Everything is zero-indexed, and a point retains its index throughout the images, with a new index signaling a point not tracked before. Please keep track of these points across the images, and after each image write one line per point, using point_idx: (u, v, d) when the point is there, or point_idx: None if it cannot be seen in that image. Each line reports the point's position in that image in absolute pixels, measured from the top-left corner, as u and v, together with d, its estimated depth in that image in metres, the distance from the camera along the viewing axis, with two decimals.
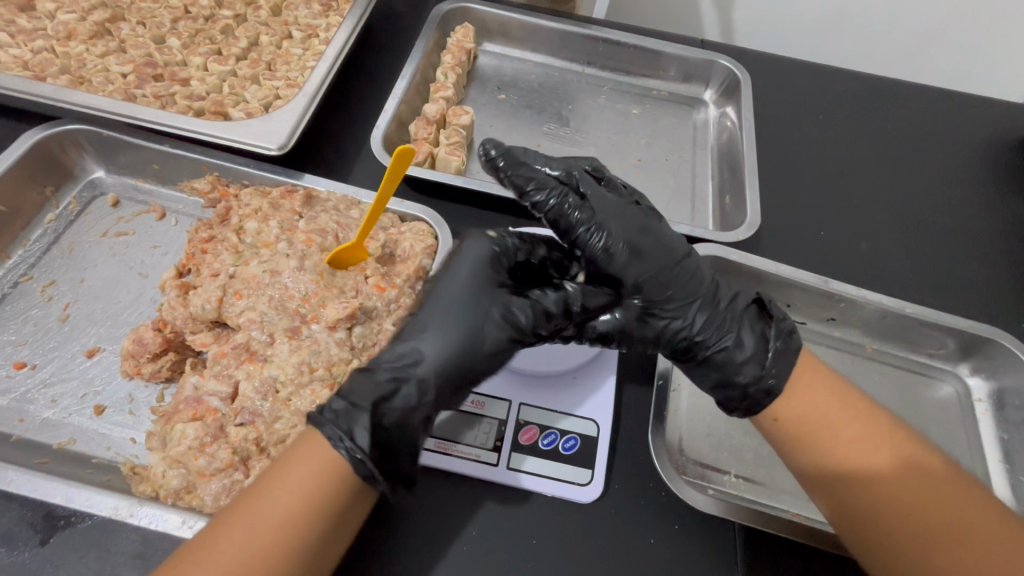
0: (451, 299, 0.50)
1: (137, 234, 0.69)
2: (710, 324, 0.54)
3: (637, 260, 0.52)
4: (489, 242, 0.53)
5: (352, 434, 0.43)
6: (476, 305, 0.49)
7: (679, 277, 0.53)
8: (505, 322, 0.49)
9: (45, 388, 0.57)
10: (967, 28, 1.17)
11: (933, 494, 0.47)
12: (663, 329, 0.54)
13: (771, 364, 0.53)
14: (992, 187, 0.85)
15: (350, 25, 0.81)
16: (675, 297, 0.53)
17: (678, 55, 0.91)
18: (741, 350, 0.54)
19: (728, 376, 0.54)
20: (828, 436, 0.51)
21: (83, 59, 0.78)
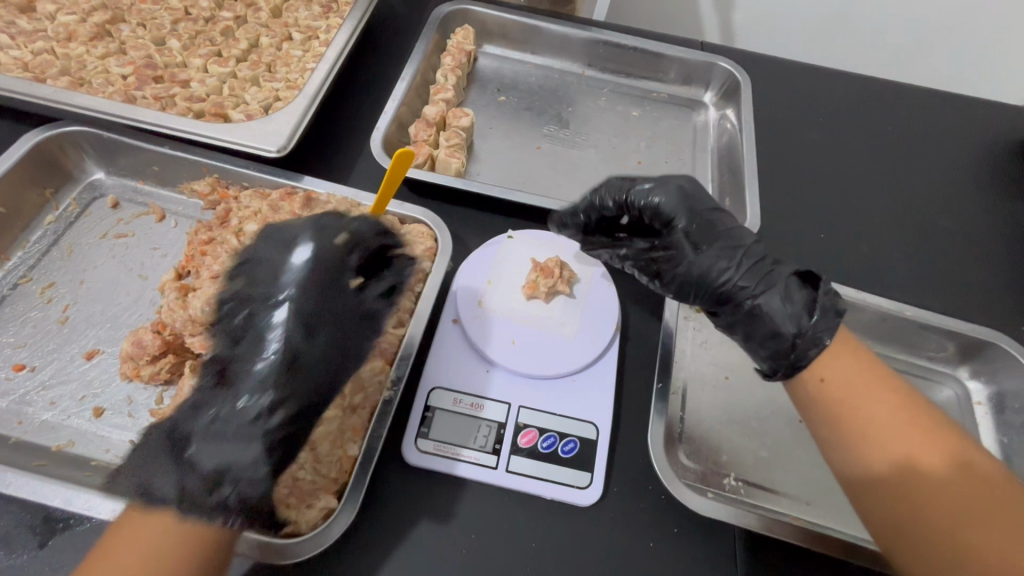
0: (277, 319, 0.52)
1: (137, 235, 0.69)
2: (755, 277, 0.56)
3: (688, 215, 0.59)
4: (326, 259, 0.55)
5: (223, 484, 0.45)
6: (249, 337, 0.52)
7: (724, 235, 0.59)
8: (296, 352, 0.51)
9: (44, 390, 0.57)
10: (967, 30, 1.17)
11: (964, 488, 0.47)
12: (712, 277, 0.57)
13: (818, 317, 0.53)
14: (992, 190, 0.85)
15: (350, 27, 0.81)
16: (721, 249, 0.58)
17: (677, 57, 0.91)
18: (787, 302, 0.55)
19: (775, 328, 0.54)
20: (863, 418, 0.51)
21: (82, 61, 0.78)
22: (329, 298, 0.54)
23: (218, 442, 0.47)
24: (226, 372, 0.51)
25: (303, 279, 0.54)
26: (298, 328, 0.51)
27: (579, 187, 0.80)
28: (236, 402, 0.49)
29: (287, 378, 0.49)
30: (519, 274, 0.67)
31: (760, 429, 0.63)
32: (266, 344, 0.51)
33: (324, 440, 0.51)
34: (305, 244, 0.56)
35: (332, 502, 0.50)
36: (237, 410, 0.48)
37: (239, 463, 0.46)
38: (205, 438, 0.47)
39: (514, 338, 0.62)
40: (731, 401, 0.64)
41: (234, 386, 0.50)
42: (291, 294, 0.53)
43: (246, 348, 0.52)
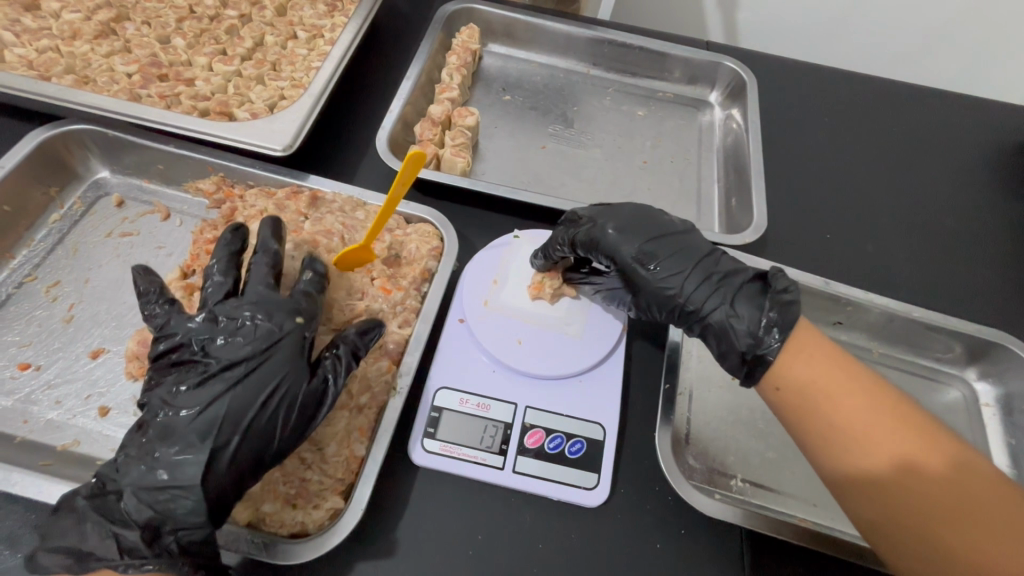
0: (210, 368, 0.49)
1: (142, 234, 0.69)
2: (703, 296, 0.56)
3: (631, 240, 0.59)
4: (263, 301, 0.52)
5: (163, 532, 0.45)
6: (189, 388, 0.48)
7: (674, 256, 0.58)
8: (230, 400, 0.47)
9: (50, 389, 0.57)
10: (973, 29, 1.16)
11: (950, 489, 0.46)
12: (663, 299, 0.58)
13: (768, 332, 0.53)
14: (998, 191, 0.85)
15: (355, 26, 0.80)
16: (667, 270, 0.57)
17: (683, 57, 0.91)
18: (735, 319, 0.54)
19: (727, 345, 0.55)
20: (845, 420, 0.49)
21: (88, 59, 0.77)
22: (275, 367, 0.49)
23: (161, 488, 0.45)
24: (155, 428, 0.47)
25: (247, 348, 0.49)
26: (234, 395, 0.48)
27: (585, 186, 0.80)
28: (159, 464, 0.45)
29: (223, 428, 0.47)
30: (526, 274, 0.66)
31: (767, 430, 0.62)
32: (200, 401, 0.47)
33: (331, 441, 0.52)
34: (259, 310, 0.51)
35: (338, 502, 0.50)
36: (165, 470, 0.45)
37: (179, 512, 0.44)
38: (137, 492, 0.44)
39: (520, 338, 0.62)
40: (737, 401, 0.64)
41: (167, 442, 0.46)
42: (231, 360, 0.49)
43: (184, 403, 0.48)
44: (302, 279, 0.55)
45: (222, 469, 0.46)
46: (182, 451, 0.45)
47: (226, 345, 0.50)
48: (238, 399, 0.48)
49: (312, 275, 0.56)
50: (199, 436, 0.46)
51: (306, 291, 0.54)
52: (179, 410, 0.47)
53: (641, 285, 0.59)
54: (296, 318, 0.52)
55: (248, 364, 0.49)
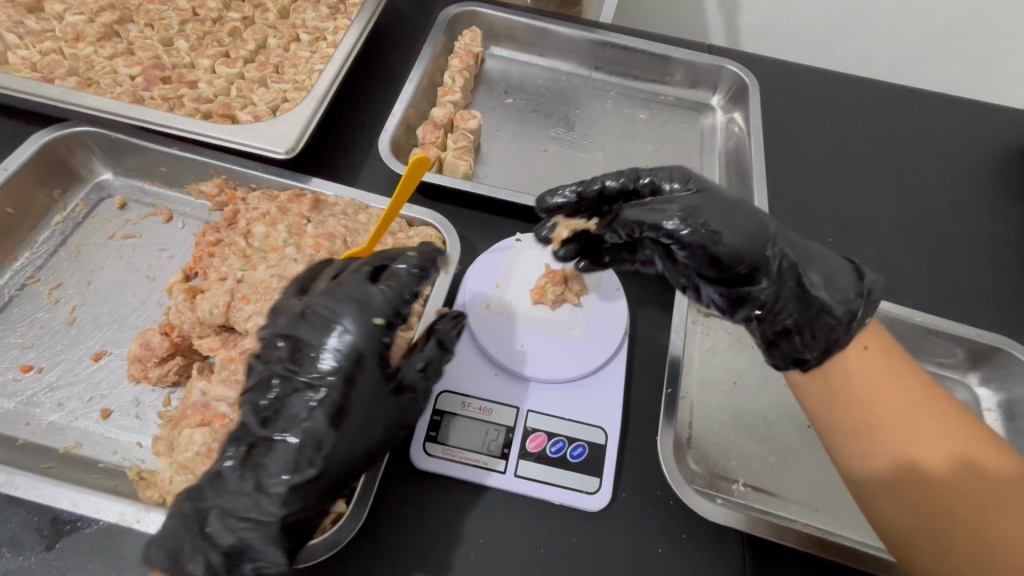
0: (301, 383, 0.48)
1: (145, 236, 0.69)
2: (796, 254, 0.50)
3: (713, 190, 0.51)
4: (349, 314, 0.50)
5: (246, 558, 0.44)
6: (284, 401, 0.48)
7: (758, 209, 0.51)
8: (314, 420, 0.47)
9: (52, 391, 0.57)
10: (975, 33, 1.16)
11: (969, 484, 0.46)
12: (756, 249, 0.49)
13: (860, 299, 0.51)
14: (1000, 195, 0.85)
15: (358, 28, 0.80)
16: (761, 219, 0.50)
17: (685, 60, 0.91)
18: (830, 280, 0.51)
19: (825, 308, 0.50)
20: (871, 406, 0.50)
21: (90, 61, 0.78)
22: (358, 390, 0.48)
23: (243, 515, 0.45)
24: (248, 445, 0.47)
25: (335, 369, 0.48)
26: (316, 422, 0.46)
27: None
28: (245, 490, 0.45)
29: (309, 452, 0.46)
30: (528, 278, 0.66)
31: (768, 434, 0.62)
32: (292, 423, 0.47)
33: None
34: (343, 317, 0.50)
35: (340, 507, 0.50)
36: (251, 498, 0.45)
37: (259, 542, 0.44)
38: (224, 517, 0.44)
39: (523, 341, 0.62)
40: (739, 405, 0.64)
41: (258, 464, 0.46)
42: (322, 379, 0.48)
43: (277, 421, 0.48)
44: (401, 261, 0.53)
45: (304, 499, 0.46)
46: (269, 478, 0.45)
47: (315, 363, 0.49)
48: (317, 427, 0.46)
49: (412, 259, 0.54)
50: (285, 463, 0.46)
51: (397, 277, 0.52)
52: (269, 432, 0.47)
53: (731, 226, 0.48)
54: (375, 318, 0.50)
55: (331, 387, 0.47)
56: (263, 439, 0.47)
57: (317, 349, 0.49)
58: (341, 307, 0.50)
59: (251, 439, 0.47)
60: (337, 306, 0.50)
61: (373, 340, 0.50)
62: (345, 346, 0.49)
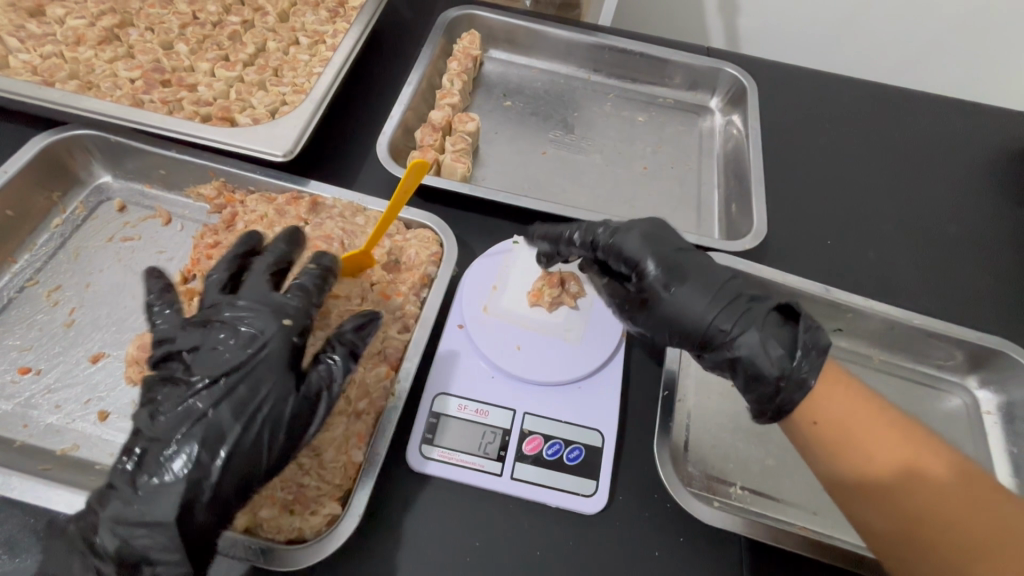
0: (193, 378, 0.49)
1: (143, 239, 0.69)
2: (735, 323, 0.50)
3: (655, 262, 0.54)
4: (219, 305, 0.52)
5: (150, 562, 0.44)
6: (173, 399, 0.48)
7: (697, 279, 0.53)
8: (194, 413, 0.47)
9: (49, 393, 0.57)
10: (976, 35, 1.16)
11: (948, 500, 0.47)
12: (688, 330, 0.52)
13: (800, 359, 0.49)
14: (999, 198, 0.85)
15: (357, 32, 0.81)
16: (695, 289, 0.52)
17: (683, 63, 0.91)
18: (766, 340, 0.50)
19: (755, 371, 0.50)
20: (854, 432, 0.49)
21: (91, 65, 0.78)
22: (258, 382, 0.48)
23: (138, 522, 0.44)
24: (138, 454, 0.46)
25: (237, 358, 0.49)
26: (224, 411, 0.47)
27: (584, 192, 0.80)
28: (134, 504, 0.44)
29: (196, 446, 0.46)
30: (526, 280, 0.66)
31: (766, 437, 0.62)
32: (180, 419, 0.47)
33: (327, 446, 0.52)
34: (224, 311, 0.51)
35: (336, 509, 0.50)
36: (144, 506, 0.44)
37: (155, 548, 0.44)
38: (117, 525, 0.44)
39: (519, 343, 0.62)
40: (737, 409, 0.64)
41: (152, 469, 0.45)
42: (214, 375, 0.48)
43: (167, 424, 0.47)
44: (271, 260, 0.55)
45: (208, 500, 0.45)
46: (166, 474, 0.45)
47: (218, 360, 0.49)
48: (219, 426, 0.46)
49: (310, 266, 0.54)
50: (179, 462, 0.45)
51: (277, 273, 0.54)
52: (165, 435, 0.46)
53: (662, 305, 0.53)
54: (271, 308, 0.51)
55: (235, 378, 0.48)
56: (150, 443, 0.47)
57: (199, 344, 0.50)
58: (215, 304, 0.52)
59: (141, 445, 0.47)
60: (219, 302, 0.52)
61: (281, 337, 0.50)
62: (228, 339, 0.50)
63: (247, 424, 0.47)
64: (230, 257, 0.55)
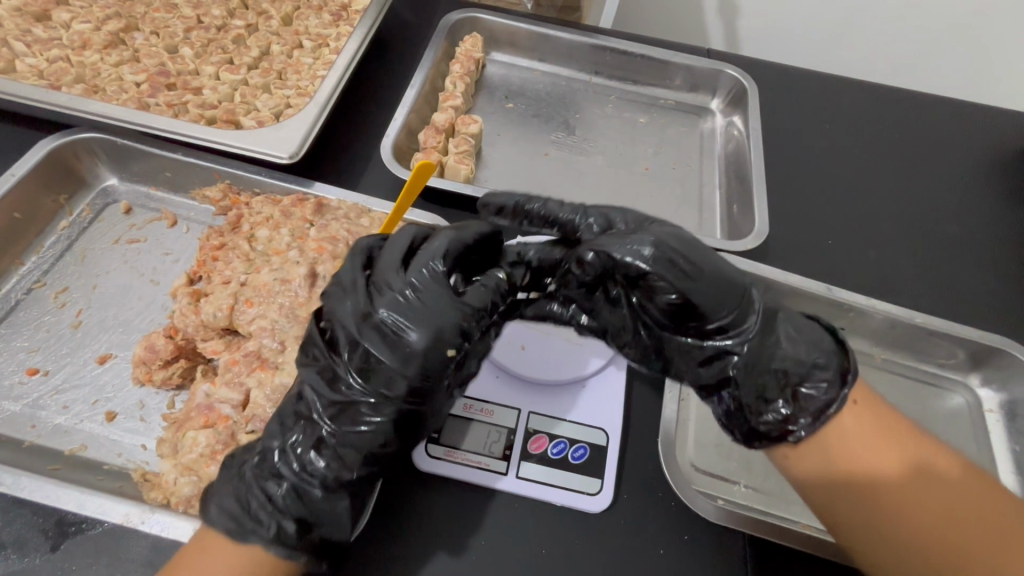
0: (368, 377, 0.48)
1: (149, 241, 0.69)
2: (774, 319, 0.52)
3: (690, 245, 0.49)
4: (394, 303, 0.48)
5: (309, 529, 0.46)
6: (345, 391, 0.48)
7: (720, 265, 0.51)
8: (375, 419, 0.47)
9: (57, 394, 0.58)
10: (974, 37, 1.17)
11: (954, 511, 0.47)
12: (727, 317, 0.49)
13: (836, 358, 0.50)
14: (999, 197, 0.85)
15: (360, 35, 0.81)
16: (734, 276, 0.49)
17: (684, 65, 0.92)
18: (792, 337, 0.51)
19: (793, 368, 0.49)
20: (865, 442, 0.49)
21: (97, 68, 0.79)
22: (430, 397, 0.48)
23: (308, 501, 0.46)
24: (313, 437, 0.48)
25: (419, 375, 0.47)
26: (396, 422, 0.48)
27: (586, 193, 0.80)
28: (309, 483, 0.47)
29: (368, 451, 0.47)
30: None
31: None
32: (361, 421, 0.47)
33: None
34: (397, 314, 0.48)
35: None
36: (318, 487, 0.47)
37: (320, 525, 0.46)
38: (296, 490, 0.46)
39: (524, 342, 0.62)
40: None
41: (330, 448, 0.47)
42: (398, 386, 0.47)
43: (342, 417, 0.48)
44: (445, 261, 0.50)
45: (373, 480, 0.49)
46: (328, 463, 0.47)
47: (394, 367, 0.47)
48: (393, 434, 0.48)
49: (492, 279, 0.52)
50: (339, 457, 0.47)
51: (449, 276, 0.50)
52: (339, 427, 0.47)
53: (703, 289, 0.47)
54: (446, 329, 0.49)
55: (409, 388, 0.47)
56: (324, 428, 0.48)
57: (371, 342, 0.48)
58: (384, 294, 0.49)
59: (314, 418, 0.48)
60: (392, 294, 0.49)
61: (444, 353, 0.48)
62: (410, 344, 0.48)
63: (413, 430, 0.49)
64: (394, 245, 0.52)
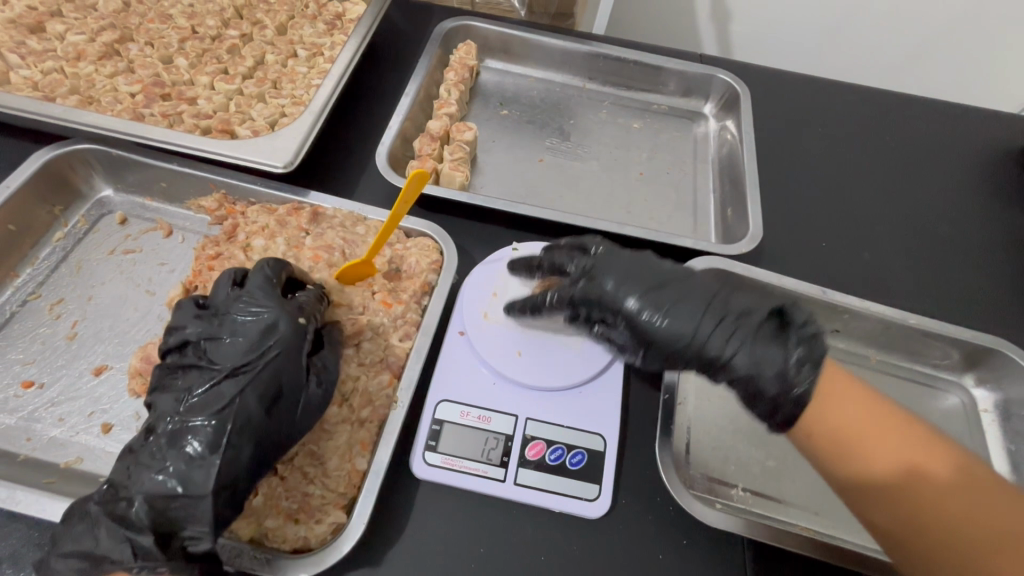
0: (219, 368, 0.49)
1: (145, 251, 0.69)
2: (728, 338, 0.53)
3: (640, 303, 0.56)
4: (237, 309, 0.52)
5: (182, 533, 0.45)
6: (191, 388, 0.49)
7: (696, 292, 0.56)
8: (221, 400, 0.47)
9: (52, 407, 0.58)
10: (962, 39, 1.18)
11: (964, 499, 0.47)
12: (682, 358, 0.55)
13: (796, 374, 0.51)
14: (990, 198, 0.86)
15: (354, 44, 0.82)
16: (682, 316, 0.54)
17: (677, 70, 0.92)
18: (754, 365, 0.52)
19: (753, 390, 0.52)
20: (860, 441, 0.50)
21: (92, 80, 0.79)
22: (281, 369, 0.50)
23: (173, 497, 0.44)
24: (160, 437, 0.47)
25: (262, 351, 0.50)
26: (252, 395, 0.48)
27: (581, 199, 0.81)
28: (166, 477, 0.45)
29: (226, 431, 0.46)
30: (525, 287, 0.67)
31: (767, 439, 0.62)
32: (209, 405, 0.47)
33: (332, 455, 0.52)
34: (239, 314, 0.52)
35: (340, 517, 0.50)
36: (177, 481, 0.44)
37: (189, 522, 0.44)
38: (151, 500, 0.44)
39: (519, 349, 0.62)
40: (737, 411, 0.64)
41: (176, 449, 0.46)
42: (240, 364, 0.49)
43: (191, 407, 0.47)
44: (278, 272, 0.56)
45: (236, 477, 0.46)
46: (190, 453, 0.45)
47: (241, 352, 0.50)
48: (248, 409, 0.47)
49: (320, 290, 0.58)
50: (202, 440, 0.46)
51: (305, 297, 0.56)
52: (189, 418, 0.47)
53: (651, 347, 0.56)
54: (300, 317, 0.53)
55: (260, 365, 0.49)
56: (175, 424, 0.47)
57: (224, 345, 0.50)
58: (213, 314, 0.53)
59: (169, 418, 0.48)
60: (235, 303, 0.52)
61: (297, 327, 0.52)
62: (257, 335, 0.51)
63: (277, 401, 0.49)
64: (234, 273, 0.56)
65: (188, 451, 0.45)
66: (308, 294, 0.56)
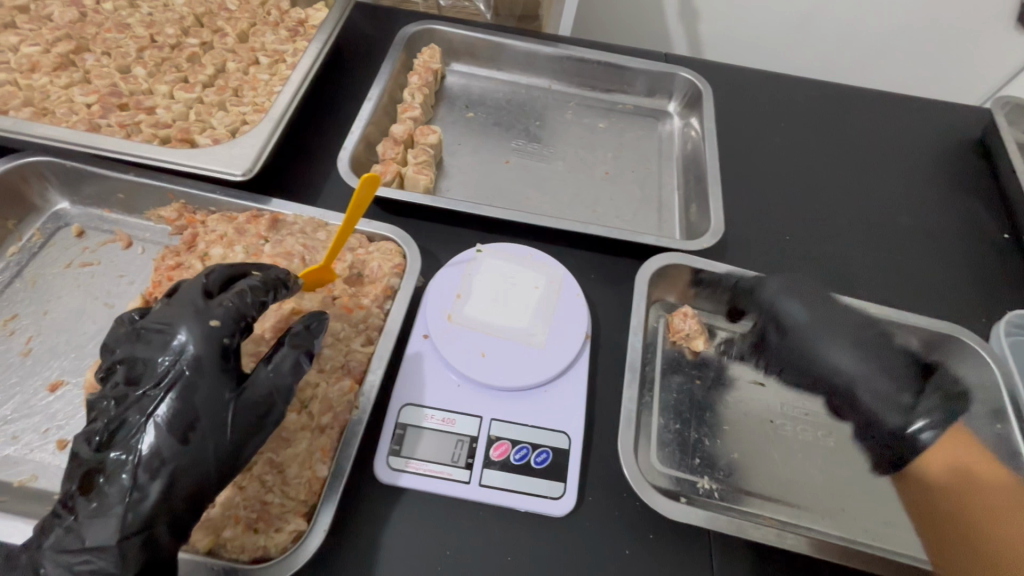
0: (129, 398, 0.46)
1: (103, 263, 0.68)
2: (865, 383, 0.61)
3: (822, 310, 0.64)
4: (151, 326, 0.49)
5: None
6: (103, 424, 0.46)
7: (891, 348, 0.62)
8: (130, 435, 0.44)
9: (6, 424, 0.56)
10: (920, 33, 1.21)
11: None
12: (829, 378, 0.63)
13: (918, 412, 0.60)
14: (947, 187, 0.88)
15: (315, 49, 0.81)
16: (847, 348, 0.62)
17: (641, 69, 0.93)
18: (883, 402, 0.60)
19: (875, 424, 0.61)
20: None
21: (46, 91, 0.78)
22: (191, 389, 0.45)
23: (77, 550, 0.42)
24: (77, 482, 0.44)
25: (167, 374, 0.46)
26: (161, 426, 0.44)
27: (547, 200, 0.81)
28: (77, 527, 0.43)
29: (135, 471, 0.43)
30: (489, 288, 0.67)
31: (732, 431, 0.63)
32: (121, 441, 0.44)
33: (292, 462, 0.52)
34: (153, 331, 0.48)
35: (301, 525, 0.49)
36: (81, 533, 0.42)
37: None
38: (57, 553, 0.42)
39: (484, 351, 0.62)
40: (701, 405, 0.65)
41: (91, 496, 0.43)
42: (148, 391, 0.46)
43: (106, 445, 0.45)
44: (211, 279, 0.52)
45: (151, 520, 0.43)
46: (102, 498, 0.43)
47: (150, 375, 0.46)
48: (155, 443, 0.44)
49: (258, 278, 0.53)
50: (113, 483, 0.43)
51: (242, 288, 0.51)
52: (101, 458, 0.44)
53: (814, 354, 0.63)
54: (213, 323, 0.48)
55: (166, 390, 0.45)
56: (89, 467, 0.44)
57: (135, 368, 0.47)
58: (129, 334, 0.49)
59: (84, 460, 0.45)
60: (150, 321, 0.49)
61: (210, 341, 0.47)
62: (164, 353, 0.47)
63: (190, 429, 0.45)
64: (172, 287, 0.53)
65: (99, 497, 0.43)
66: (249, 286, 0.52)
